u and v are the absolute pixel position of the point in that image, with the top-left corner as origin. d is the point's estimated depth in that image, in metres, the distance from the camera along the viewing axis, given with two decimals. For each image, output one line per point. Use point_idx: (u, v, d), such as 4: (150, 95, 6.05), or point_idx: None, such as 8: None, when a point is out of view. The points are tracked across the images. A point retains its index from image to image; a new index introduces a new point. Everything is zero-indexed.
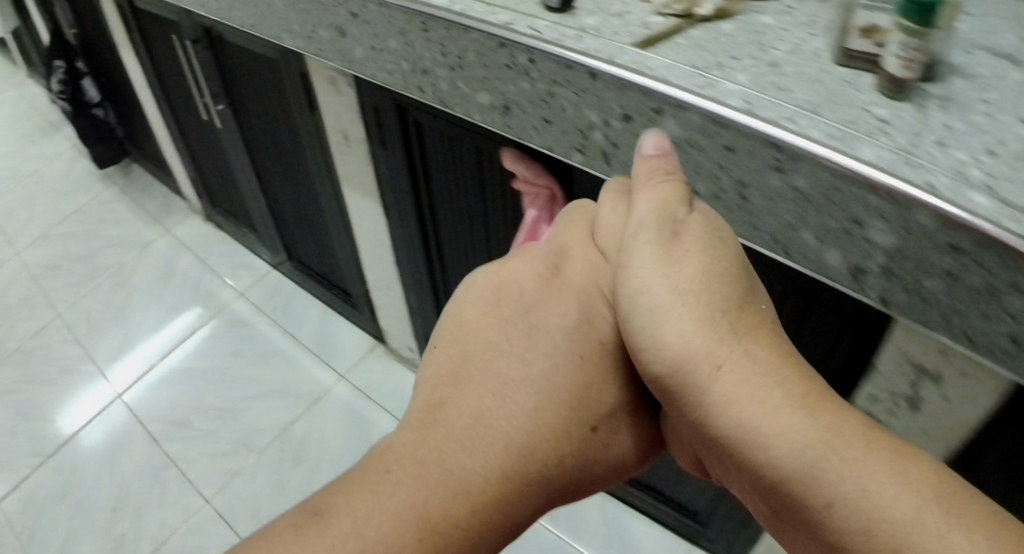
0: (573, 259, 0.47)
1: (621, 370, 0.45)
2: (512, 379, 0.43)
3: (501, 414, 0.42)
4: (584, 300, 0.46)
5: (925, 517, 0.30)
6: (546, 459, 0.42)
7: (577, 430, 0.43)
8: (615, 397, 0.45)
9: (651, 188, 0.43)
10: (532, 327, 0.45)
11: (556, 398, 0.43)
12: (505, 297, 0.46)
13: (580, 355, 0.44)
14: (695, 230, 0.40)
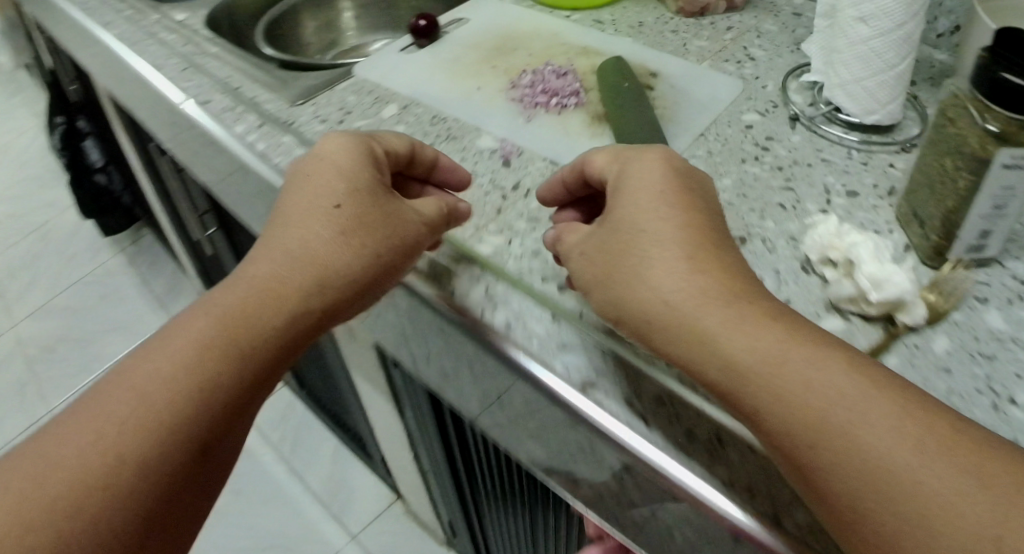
0: (329, 155, 0.52)
1: (394, 197, 0.51)
2: (302, 231, 0.48)
3: (293, 284, 0.46)
4: (346, 168, 0.50)
5: (814, 377, 0.35)
6: (343, 280, 0.47)
7: (328, 224, 0.48)
8: (385, 239, 0.49)
9: (596, 157, 0.50)
10: (300, 201, 0.49)
11: (326, 219, 0.48)
12: (287, 259, 0.47)
13: (334, 204, 0.49)
14: (652, 169, 0.45)
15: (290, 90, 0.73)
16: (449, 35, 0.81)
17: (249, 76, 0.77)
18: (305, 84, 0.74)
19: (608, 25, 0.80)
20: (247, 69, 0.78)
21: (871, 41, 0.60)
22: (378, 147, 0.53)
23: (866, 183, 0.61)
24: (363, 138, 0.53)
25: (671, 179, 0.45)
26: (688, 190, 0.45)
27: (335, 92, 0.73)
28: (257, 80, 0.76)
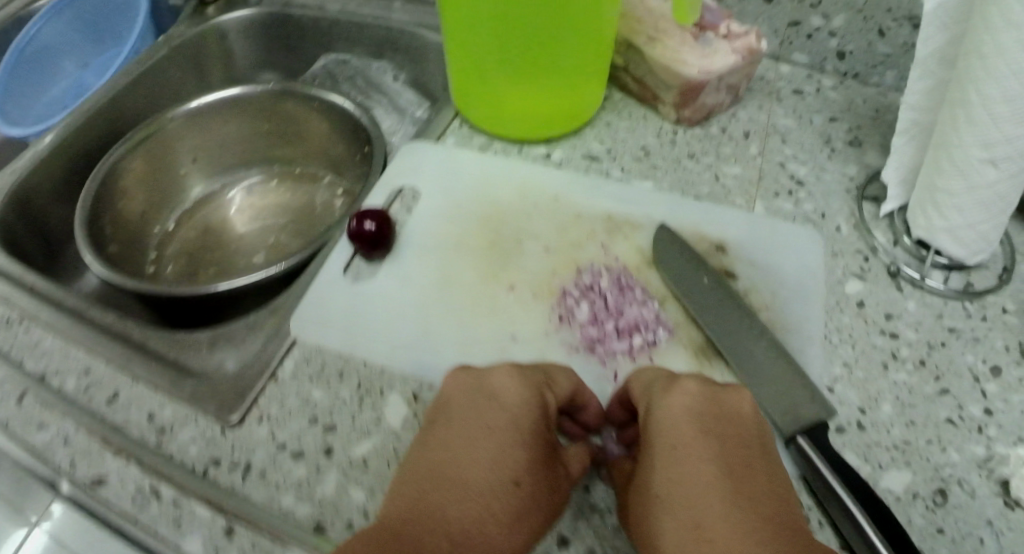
0: (499, 403, 0.42)
1: (557, 456, 0.42)
2: (471, 501, 0.38)
3: (464, 496, 0.38)
4: (520, 434, 0.40)
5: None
6: (500, 524, 0.37)
7: (505, 503, 0.38)
8: (541, 500, 0.39)
9: (646, 371, 0.45)
10: (455, 454, 0.40)
11: (506, 502, 0.38)
12: (453, 481, 0.39)
13: (514, 480, 0.39)
14: (688, 404, 0.41)
15: (211, 397, 0.48)
16: (404, 225, 0.55)
17: (131, 378, 0.50)
18: (229, 378, 0.49)
19: (608, 162, 0.59)
20: (124, 362, 0.51)
21: (999, 186, 0.49)
22: (543, 379, 0.43)
23: (998, 347, 0.53)
24: (533, 375, 0.43)
25: (695, 410, 0.40)
26: (726, 438, 0.39)
27: (284, 384, 0.48)
28: (147, 384, 0.49)
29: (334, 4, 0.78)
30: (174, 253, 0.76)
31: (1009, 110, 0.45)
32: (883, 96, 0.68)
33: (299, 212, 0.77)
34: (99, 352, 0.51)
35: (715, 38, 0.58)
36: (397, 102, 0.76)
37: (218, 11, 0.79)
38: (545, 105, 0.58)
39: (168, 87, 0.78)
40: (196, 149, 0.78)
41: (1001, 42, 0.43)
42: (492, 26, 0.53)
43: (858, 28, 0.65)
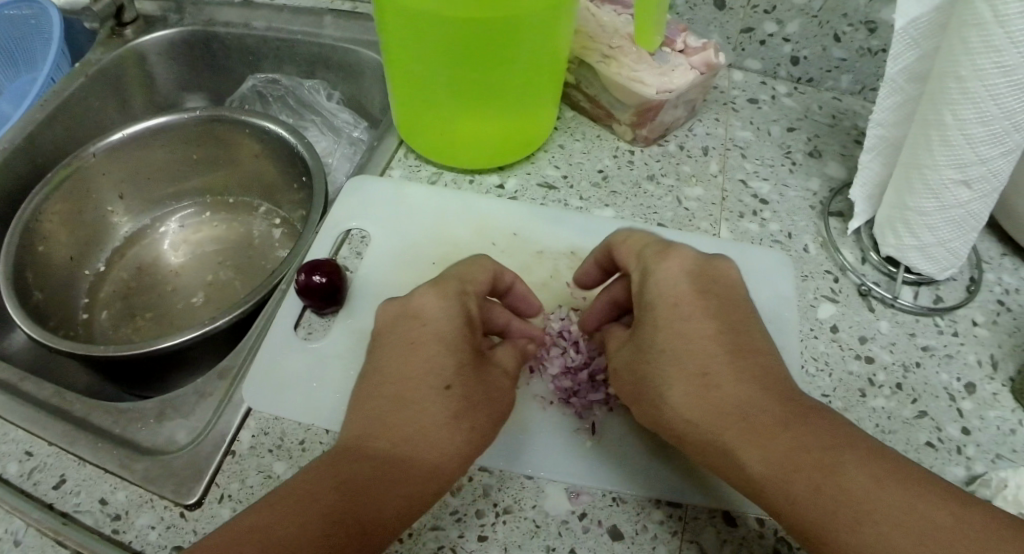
0: (422, 321, 0.42)
1: (488, 359, 0.43)
2: (407, 410, 0.38)
3: (404, 417, 0.38)
4: (446, 344, 0.40)
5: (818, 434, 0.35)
6: (443, 426, 0.38)
7: (440, 408, 0.39)
8: (476, 404, 0.40)
9: (670, 268, 0.41)
10: (390, 374, 0.40)
11: (438, 403, 0.39)
12: (387, 389, 0.40)
13: (445, 384, 0.39)
14: (676, 265, 0.41)
15: (167, 477, 0.43)
16: (354, 273, 0.52)
17: (76, 460, 0.45)
18: (184, 453, 0.44)
19: (566, 190, 0.56)
20: (67, 442, 0.46)
21: (971, 205, 0.50)
22: (459, 288, 0.43)
23: (972, 363, 0.53)
24: (451, 287, 0.43)
25: (707, 308, 0.40)
26: (717, 298, 0.40)
27: (243, 458, 0.44)
28: (95, 467, 0.45)
29: (260, 20, 0.71)
30: (109, 298, 0.68)
31: (983, 131, 0.46)
32: (838, 101, 0.65)
33: (236, 246, 0.71)
34: (40, 433, 0.46)
35: (672, 54, 0.56)
36: (332, 122, 0.71)
37: (137, 34, 0.72)
38: (496, 132, 0.54)
39: (91, 120, 0.71)
40: (124, 187, 0.71)
41: (978, 64, 0.44)
42: (440, 50, 0.48)
43: (814, 33, 0.62)
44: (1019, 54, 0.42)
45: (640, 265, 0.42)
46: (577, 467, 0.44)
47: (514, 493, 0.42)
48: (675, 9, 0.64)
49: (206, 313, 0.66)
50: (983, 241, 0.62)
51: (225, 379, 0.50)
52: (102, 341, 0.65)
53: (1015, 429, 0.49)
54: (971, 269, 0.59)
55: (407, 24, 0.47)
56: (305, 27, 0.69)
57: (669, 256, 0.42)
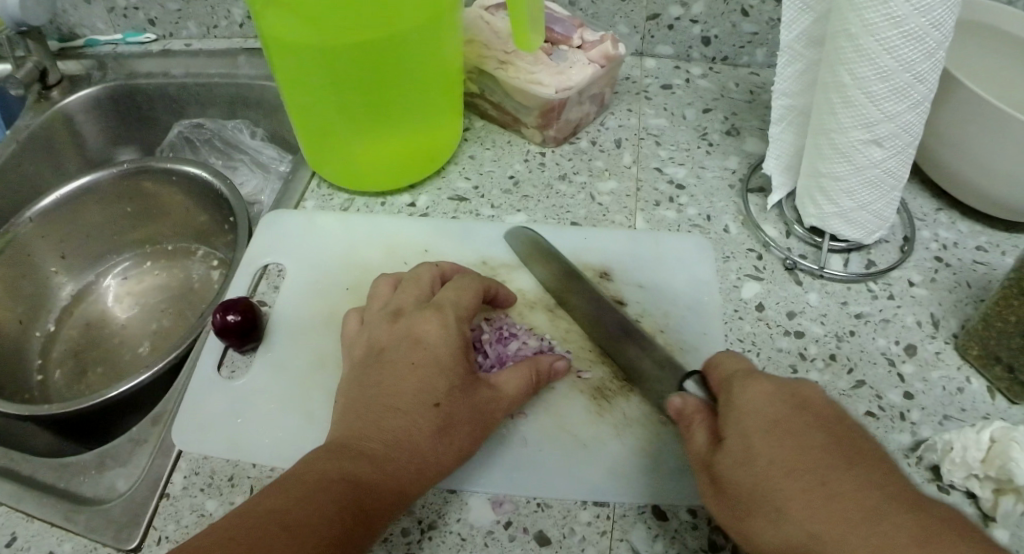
0: (424, 340, 0.42)
1: (483, 381, 0.42)
2: (399, 418, 0.39)
3: (382, 429, 0.39)
4: (442, 366, 0.41)
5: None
6: (415, 442, 0.38)
7: (428, 422, 0.39)
8: (457, 423, 0.40)
9: (753, 387, 0.35)
10: (382, 386, 0.41)
11: (424, 418, 0.39)
12: (379, 398, 0.40)
13: (435, 403, 0.40)
14: (770, 387, 0.35)
15: (107, 524, 0.42)
16: (271, 307, 0.52)
17: (24, 517, 0.43)
18: (120, 501, 0.43)
19: (476, 201, 0.57)
20: (15, 500, 0.43)
21: (886, 164, 0.48)
22: (456, 317, 0.44)
23: (911, 324, 0.52)
24: (450, 313, 0.44)
25: (807, 424, 0.33)
26: (801, 403, 0.34)
27: (177, 499, 0.43)
28: (42, 522, 0.42)
29: (177, 68, 0.73)
30: (61, 356, 0.68)
31: (884, 86, 0.44)
32: (756, 76, 0.66)
33: (178, 292, 0.72)
34: None
35: (570, 51, 0.55)
36: (258, 159, 0.74)
37: (62, 95, 0.73)
38: (396, 150, 0.54)
39: (26, 183, 0.71)
40: (64, 245, 0.71)
41: (868, 18, 0.42)
42: (324, 76, 0.48)
43: (720, 11, 0.62)
44: (906, 3, 0.41)
45: (727, 395, 0.36)
46: (496, 475, 0.42)
47: (439, 508, 0.41)
48: (576, 5, 0.64)
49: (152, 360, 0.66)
50: (915, 199, 0.61)
51: (158, 425, 0.48)
52: (56, 400, 0.64)
53: (961, 387, 0.48)
54: (904, 229, 0.58)
55: (287, 53, 0.47)
56: (219, 69, 0.72)
57: (757, 383, 0.35)
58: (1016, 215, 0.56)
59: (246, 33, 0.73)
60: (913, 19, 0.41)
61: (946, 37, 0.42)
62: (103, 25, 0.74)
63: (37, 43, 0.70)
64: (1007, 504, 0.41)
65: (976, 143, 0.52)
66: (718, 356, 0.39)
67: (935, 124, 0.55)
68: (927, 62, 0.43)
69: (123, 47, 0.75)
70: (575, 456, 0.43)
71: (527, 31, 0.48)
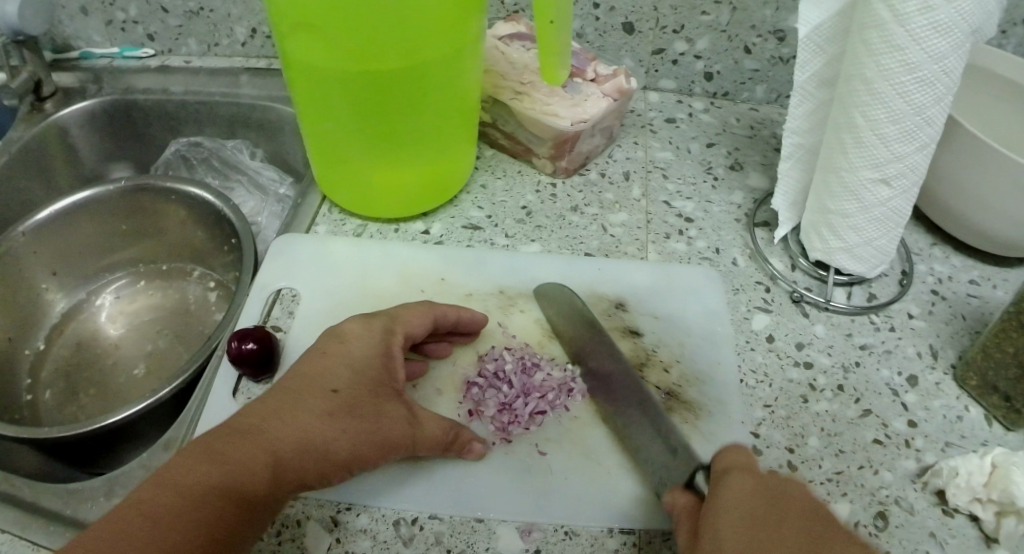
0: (345, 336, 0.43)
1: (397, 393, 0.42)
2: (293, 402, 0.39)
3: (276, 412, 0.39)
4: (350, 359, 0.42)
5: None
6: (306, 430, 0.38)
7: (319, 405, 0.39)
8: (354, 423, 0.39)
9: (738, 480, 0.35)
10: (290, 374, 0.42)
11: (320, 407, 0.39)
12: (287, 385, 0.41)
13: (333, 388, 0.40)
14: (742, 488, 0.34)
15: None
16: (286, 333, 0.51)
17: (31, 547, 0.43)
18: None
19: (490, 229, 0.57)
20: (21, 527, 0.43)
21: (892, 202, 0.51)
22: (385, 322, 0.44)
23: (912, 355, 0.53)
24: (379, 320, 0.44)
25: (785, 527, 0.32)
26: (778, 513, 0.33)
27: None
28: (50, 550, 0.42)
29: (177, 84, 0.72)
30: (51, 377, 0.66)
31: (895, 129, 0.47)
32: (756, 111, 0.67)
33: (172, 312, 0.70)
34: None
35: (583, 84, 0.56)
36: (258, 180, 0.72)
37: (56, 107, 0.71)
38: (415, 178, 0.55)
39: (17, 198, 0.69)
40: (57, 261, 0.69)
41: (883, 64, 0.45)
42: (353, 102, 0.48)
43: (724, 48, 0.64)
44: (921, 52, 0.43)
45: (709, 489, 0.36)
46: (523, 503, 0.43)
47: (467, 538, 0.42)
48: (584, 38, 0.65)
49: (149, 383, 0.64)
50: (911, 234, 0.63)
51: (170, 450, 0.48)
52: (47, 422, 0.62)
53: (961, 415, 0.49)
54: (902, 263, 0.60)
55: (316, 80, 0.47)
56: (222, 87, 0.71)
57: (739, 476, 0.35)
58: (1003, 249, 0.59)
59: (249, 52, 0.72)
60: (926, 66, 0.44)
61: (954, 83, 0.45)
62: (100, 38, 0.73)
63: (34, 54, 0.69)
64: (1009, 525, 0.42)
65: (971, 177, 0.55)
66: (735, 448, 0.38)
67: (934, 160, 0.57)
68: (937, 106, 0.46)
69: (120, 62, 0.74)
70: (601, 484, 0.44)
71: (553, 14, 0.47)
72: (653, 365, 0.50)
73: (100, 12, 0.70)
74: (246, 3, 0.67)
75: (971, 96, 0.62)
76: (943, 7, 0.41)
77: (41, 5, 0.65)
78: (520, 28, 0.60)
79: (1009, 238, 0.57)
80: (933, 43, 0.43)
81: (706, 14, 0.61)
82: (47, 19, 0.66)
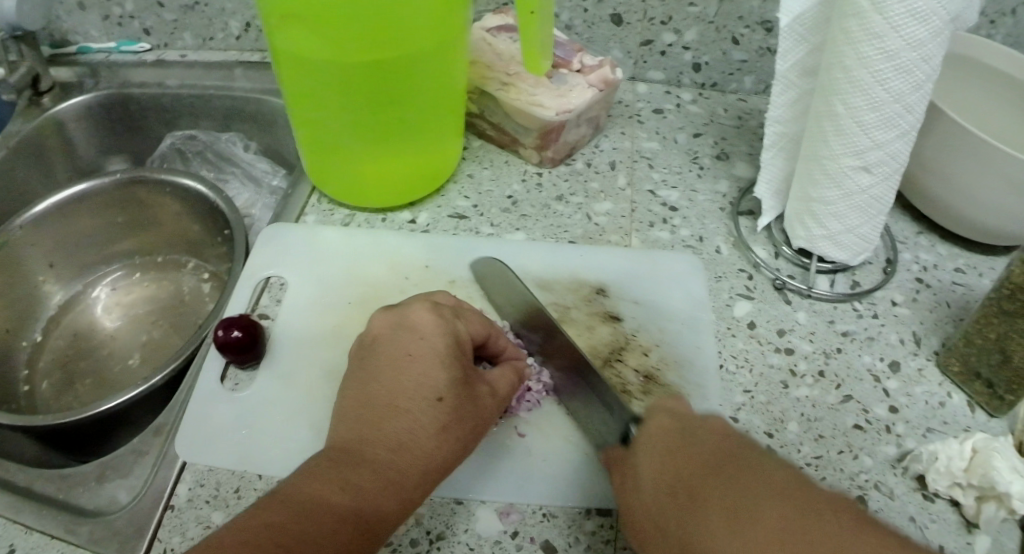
0: (420, 330, 0.43)
1: (481, 381, 0.43)
2: (402, 419, 0.39)
3: (385, 429, 0.39)
4: (441, 357, 0.42)
5: (823, 517, 0.29)
6: (421, 441, 0.39)
7: (433, 418, 0.40)
8: (460, 424, 0.41)
9: (655, 422, 0.39)
10: (384, 385, 0.41)
11: (430, 416, 0.40)
12: (385, 395, 0.41)
13: (438, 396, 0.40)
14: (648, 437, 0.38)
15: (110, 536, 0.43)
16: (275, 321, 0.53)
17: (24, 528, 0.44)
18: (125, 511, 0.44)
19: (476, 219, 0.58)
20: (14, 511, 0.45)
21: (874, 190, 0.51)
22: (454, 314, 0.45)
23: (895, 342, 0.54)
24: (448, 309, 0.45)
25: (690, 467, 0.34)
26: (693, 462, 0.35)
27: (182, 511, 0.44)
28: (42, 532, 0.44)
29: (172, 79, 0.73)
30: (48, 366, 0.67)
31: (875, 116, 0.48)
32: (744, 102, 0.68)
33: (165, 304, 0.71)
34: None
35: (569, 74, 0.57)
36: (252, 172, 0.73)
37: (54, 102, 0.72)
38: (405, 168, 0.56)
39: (14, 191, 0.70)
40: (54, 254, 0.70)
41: (863, 52, 0.45)
42: (347, 94, 0.49)
43: (712, 39, 0.64)
44: (900, 38, 0.44)
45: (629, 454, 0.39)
46: (502, 484, 0.44)
47: (447, 519, 0.43)
48: (573, 30, 0.65)
49: (143, 372, 0.66)
50: (897, 222, 0.64)
51: (159, 435, 0.50)
52: (44, 410, 0.64)
53: (943, 402, 0.50)
54: (887, 251, 0.61)
55: (306, 71, 0.48)
56: (216, 81, 0.72)
57: (657, 420, 0.39)
58: (986, 237, 0.60)
59: (243, 46, 0.73)
60: (905, 53, 0.44)
61: (934, 71, 0.46)
62: (97, 33, 0.74)
63: (31, 48, 0.70)
64: (989, 510, 0.42)
65: (951, 162, 0.55)
66: (655, 407, 0.40)
67: (920, 146, 0.57)
68: (916, 93, 0.46)
69: (118, 55, 0.75)
70: (579, 468, 0.45)
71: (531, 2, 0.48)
72: (632, 349, 0.51)
73: (96, 7, 0.71)
74: None
75: (955, 85, 0.62)
76: None
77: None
78: (507, 20, 0.61)
79: (990, 225, 0.58)
80: (911, 30, 0.43)
81: (693, 5, 0.62)
82: (43, 14, 0.67)
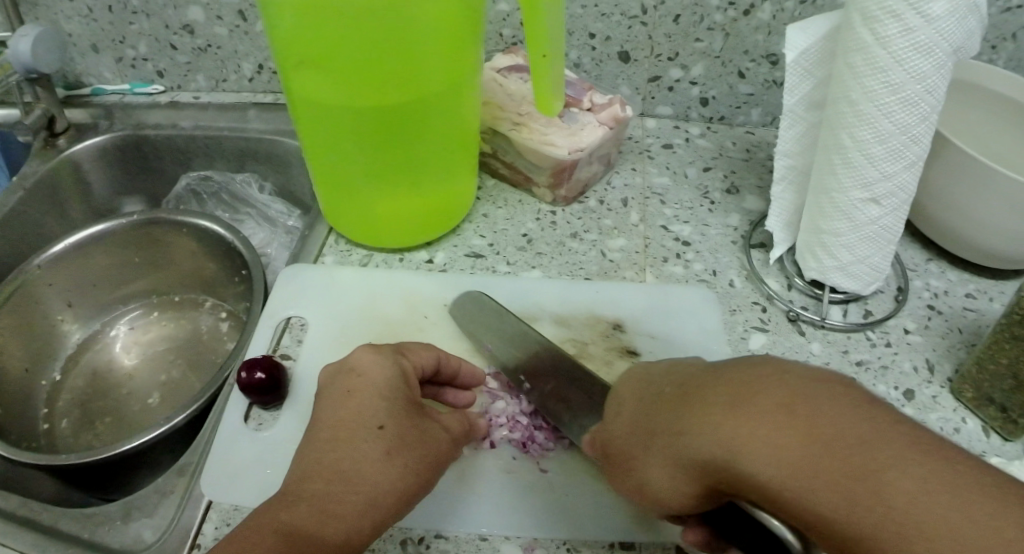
0: (358, 369, 0.44)
1: (428, 415, 0.44)
2: (344, 451, 0.39)
3: (329, 464, 0.39)
4: (380, 390, 0.42)
5: (828, 395, 0.30)
6: (364, 473, 0.38)
7: (374, 446, 0.39)
8: (406, 453, 0.40)
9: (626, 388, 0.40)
10: (327, 422, 0.41)
11: (371, 445, 0.39)
12: (327, 434, 0.40)
13: (379, 425, 0.40)
14: (624, 399, 0.40)
15: None
16: (295, 361, 0.53)
17: None
18: (150, 551, 0.44)
19: (493, 257, 0.60)
20: None
21: (883, 221, 0.52)
22: (392, 350, 0.45)
23: (908, 370, 0.54)
24: (386, 348, 0.46)
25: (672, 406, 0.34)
26: (672, 400, 0.35)
27: (207, 552, 0.44)
28: None
29: (186, 120, 0.74)
30: (66, 405, 0.68)
31: (882, 148, 0.48)
32: (751, 134, 0.69)
33: (184, 341, 0.72)
34: (10, 547, 0.45)
35: (580, 113, 0.58)
36: (267, 212, 0.74)
37: (69, 142, 0.73)
38: (418, 206, 0.57)
39: (31, 231, 0.71)
40: (70, 293, 0.71)
41: (868, 86, 0.46)
42: (357, 136, 0.50)
43: (718, 73, 0.66)
44: (904, 72, 0.45)
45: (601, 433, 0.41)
46: (529, 519, 0.45)
47: None
48: (582, 67, 0.67)
49: (163, 411, 0.66)
50: (906, 250, 0.65)
51: (183, 476, 0.49)
52: (63, 450, 0.64)
53: (957, 427, 0.50)
54: (897, 279, 0.61)
55: (321, 116, 0.49)
56: (230, 122, 0.73)
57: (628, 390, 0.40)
58: (998, 263, 0.60)
59: (255, 87, 0.75)
60: (909, 86, 0.45)
61: (938, 103, 0.46)
62: (111, 75, 0.75)
63: (47, 91, 0.71)
64: None
65: (960, 190, 0.56)
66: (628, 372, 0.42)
67: (928, 176, 0.58)
68: (922, 125, 0.47)
69: (131, 97, 0.77)
70: (600, 506, 0.45)
71: (544, 43, 0.49)
72: None
73: (110, 50, 0.73)
74: (253, 39, 0.70)
75: (957, 115, 0.63)
76: (923, 29, 0.42)
77: (52, 44, 0.67)
78: (518, 60, 0.62)
79: (1000, 251, 0.58)
80: (915, 65, 0.44)
81: (699, 41, 0.63)
82: (58, 58, 0.68)
